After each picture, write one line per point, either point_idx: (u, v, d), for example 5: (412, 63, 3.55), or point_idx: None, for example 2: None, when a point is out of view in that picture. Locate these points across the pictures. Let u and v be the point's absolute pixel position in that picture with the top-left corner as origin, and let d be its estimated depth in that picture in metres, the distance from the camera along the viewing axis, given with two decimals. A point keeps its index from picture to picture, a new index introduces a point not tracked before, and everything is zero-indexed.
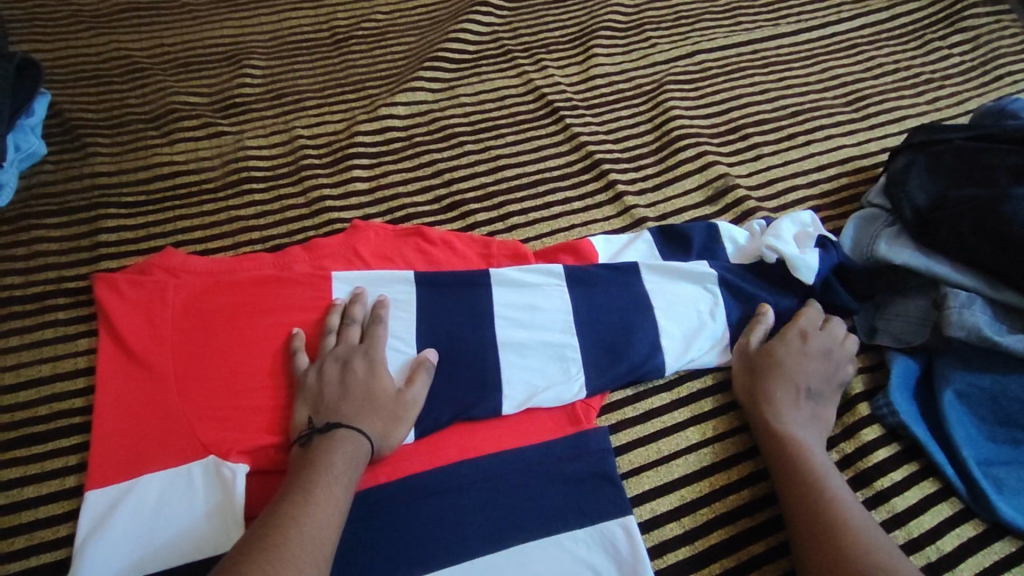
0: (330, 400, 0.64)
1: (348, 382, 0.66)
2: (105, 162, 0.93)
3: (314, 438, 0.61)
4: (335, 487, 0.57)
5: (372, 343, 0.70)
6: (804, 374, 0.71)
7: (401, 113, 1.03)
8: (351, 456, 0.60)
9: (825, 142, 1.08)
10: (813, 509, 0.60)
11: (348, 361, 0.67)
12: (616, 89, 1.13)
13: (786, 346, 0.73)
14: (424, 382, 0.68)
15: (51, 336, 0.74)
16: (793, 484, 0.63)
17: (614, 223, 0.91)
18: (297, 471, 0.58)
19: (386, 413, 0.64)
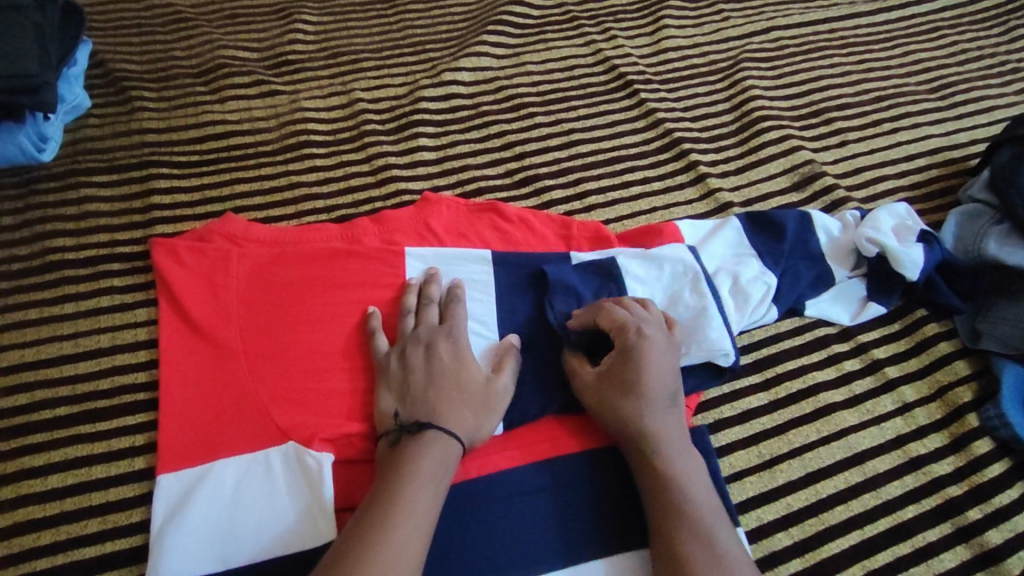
0: (415, 390, 0.58)
1: (432, 369, 0.59)
2: (153, 118, 0.87)
3: (404, 436, 0.55)
4: (420, 498, 0.51)
5: (453, 325, 0.64)
6: (649, 378, 0.59)
7: (466, 79, 0.96)
8: (440, 459, 0.54)
9: (911, 130, 1.03)
10: (664, 527, 0.54)
11: (430, 346, 0.61)
12: (690, 63, 1.06)
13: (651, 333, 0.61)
14: (512, 370, 0.63)
15: (109, 305, 0.69)
16: (651, 496, 0.56)
17: (697, 207, 0.86)
18: (381, 477, 0.53)
19: (477, 404, 0.59)
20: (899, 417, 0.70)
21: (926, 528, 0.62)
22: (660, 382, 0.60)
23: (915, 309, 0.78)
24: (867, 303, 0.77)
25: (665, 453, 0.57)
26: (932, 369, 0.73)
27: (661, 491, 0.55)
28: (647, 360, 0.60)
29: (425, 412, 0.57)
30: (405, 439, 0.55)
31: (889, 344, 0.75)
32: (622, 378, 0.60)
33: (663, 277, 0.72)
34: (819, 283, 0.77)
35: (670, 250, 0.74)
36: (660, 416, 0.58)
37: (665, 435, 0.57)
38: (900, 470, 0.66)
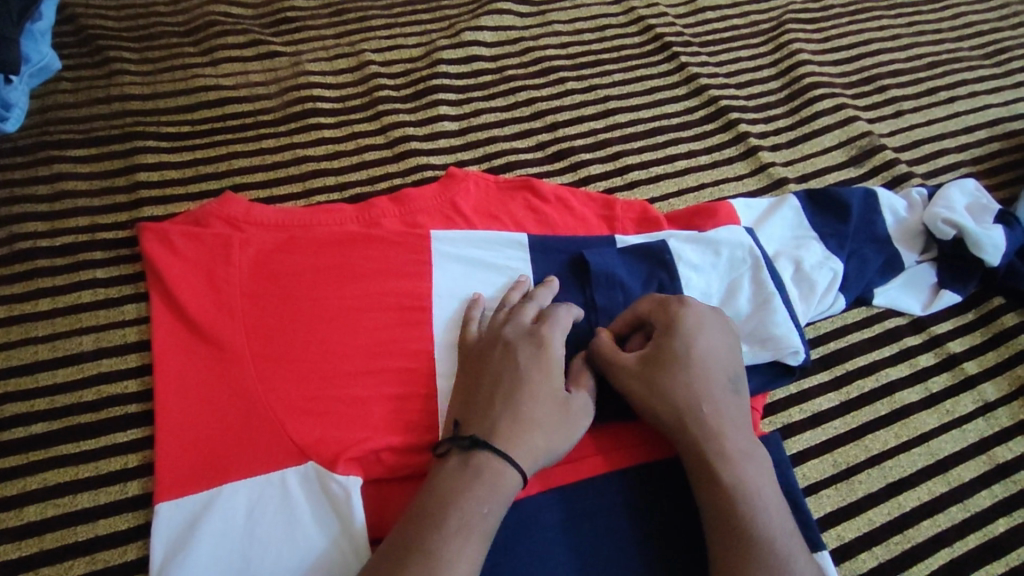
0: (481, 398, 0.50)
1: (506, 376, 0.50)
2: (135, 82, 0.76)
3: (452, 455, 0.47)
4: (466, 545, 0.42)
5: (549, 327, 0.53)
6: (706, 353, 0.51)
7: (487, 40, 0.86)
8: (485, 493, 0.45)
9: (970, 100, 0.92)
10: (725, 519, 0.46)
11: (509, 349, 0.52)
12: (730, 24, 0.96)
13: (692, 310, 0.53)
14: (588, 386, 0.53)
15: (91, 301, 0.60)
16: (705, 480, 0.47)
17: (749, 183, 0.78)
18: (421, 511, 0.44)
19: (551, 425, 0.49)
20: (981, 418, 0.64)
21: (1020, 544, 0.57)
22: (719, 360, 0.52)
23: (992, 297, 0.71)
24: (939, 291, 0.69)
25: (725, 433, 0.49)
26: (1013, 364, 0.67)
27: (719, 477, 0.47)
28: (701, 335, 0.52)
29: (482, 428, 0.48)
30: (452, 458, 0.47)
31: (965, 337, 0.69)
32: (672, 352, 0.51)
33: (720, 263, 0.62)
34: (888, 269, 0.69)
35: (726, 231, 0.64)
36: (716, 390, 0.50)
37: (724, 412, 0.50)
38: (987, 479, 0.60)
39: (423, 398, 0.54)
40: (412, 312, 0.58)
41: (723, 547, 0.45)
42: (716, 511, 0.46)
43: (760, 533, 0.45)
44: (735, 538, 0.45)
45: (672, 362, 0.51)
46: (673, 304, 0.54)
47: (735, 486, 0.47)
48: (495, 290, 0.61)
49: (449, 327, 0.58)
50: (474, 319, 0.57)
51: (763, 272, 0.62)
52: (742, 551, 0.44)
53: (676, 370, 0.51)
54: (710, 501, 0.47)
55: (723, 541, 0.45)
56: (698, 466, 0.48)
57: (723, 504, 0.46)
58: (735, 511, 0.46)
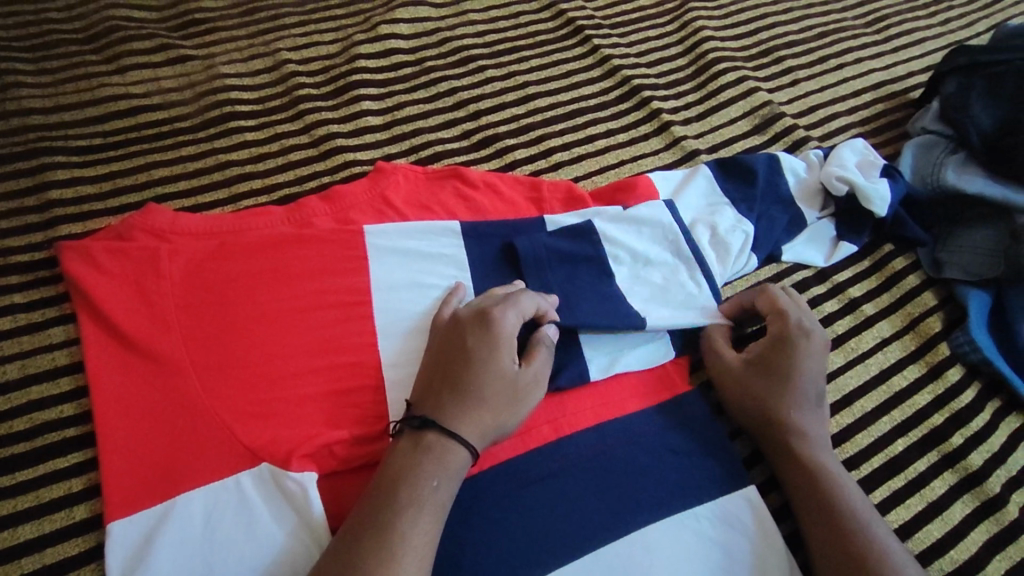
0: (436, 374, 0.52)
1: (459, 355, 0.52)
2: (35, 95, 0.73)
3: (402, 437, 0.49)
4: (420, 517, 0.45)
5: (505, 310, 0.55)
6: (807, 374, 0.59)
7: (404, 33, 0.87)
8: (435, 469, 0.47)
9: (856, 65, 1.01)
10: (818, 513, 0.54)
11: (464, 330, 0.53)
12: (637, 5, 1.00)
13: (795, 330, 0.60)
14: (541, 367, 0.55)
15: (12, 327, 0.58)
16: (800, 486, 0.56)
17: (665, 157, 0.83)
18: (377, 491, 0.46)
19: (499, 400, 0.51)
20: (879, 352, 0.71)
21: (917, 458, 0.64)
22: (808, 382, 0.58)
23: (883, 245, 0.79)
24: (838, 243, 0.76)
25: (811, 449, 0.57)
26: (903, 303, 0.75)
27: (809, 485, 0.55)
28: (807, 359, 0.59)
29: (432, 409, 0.50)
30: (404, 438, 0.49)
31: (862, 283, 0.76)
32: (780, 365, 0.59)
33: (641, 232, 0.67)
34: (793, 227, 0.75)
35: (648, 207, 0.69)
36: (814, 410, 0.58)
37: (811, 430, 0.58)
38: (887, 405, 0.67)
39: (370, 390, 0.56)
40: (352, 308, 0.59)
41: (817, 544, 0.53)
42: (810, 515, 0.54)
43: (842, 529, 0.52)
44: (834, 536, 0.52)
45: (791, 378, 0.58)
46: (788, 317, 0.60)
47: (824, 494, 0.54)
48: (431, 275, 0.63)
49: (389, 316, 0.60)
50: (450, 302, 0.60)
51: (681, 243, 0.67)
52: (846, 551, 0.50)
53: (764, 388, 0.59)
54: (809, 511, 0.54)
55: (823, 543, 0.52)
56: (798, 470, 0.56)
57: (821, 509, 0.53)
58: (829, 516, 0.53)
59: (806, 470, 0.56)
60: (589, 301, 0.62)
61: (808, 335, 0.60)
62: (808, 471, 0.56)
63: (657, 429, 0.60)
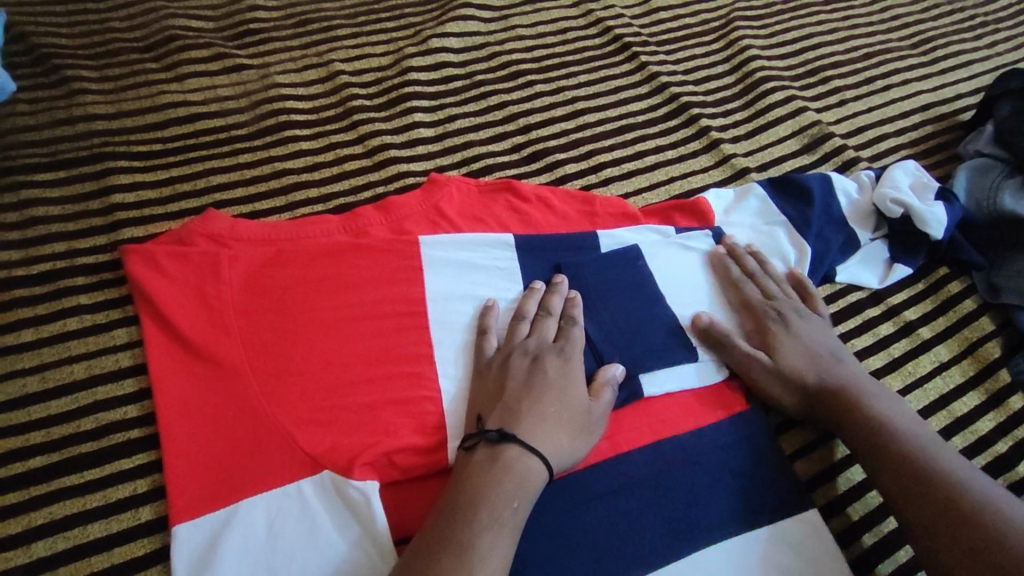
0: (509, 398, 0.52)
1: (534, 382, 0.53)
2: (98, 101, 0.75)
3: (478, 451, 0.49)
4: (500, 537, 0.44)
5: (571, 344, 0.57)
6: (835, 348, 0.61)
7: (454, 46, 0.88)
8: (514, 488, 0.47)
9: (903, 87, 1.00)
10: (917, 477, 0.50)
11: (539, 359, 0.55)
12: (683, 24, 1.01)
13: (786, 300, 0.64)
14: (609, 397, 0.56)
15: (78, 328, 0.59)
16: (880, 456, 0.53)
17: (714, 174, 0.82)
18: (455, 508, 0.45)
19: (573, 425, 0.52)
20: (938, 376, 0.69)
21: None
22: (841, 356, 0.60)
23: (937, 268, 0.78)
24: (892, 266, 0.75)
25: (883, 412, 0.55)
26: (961, 327, 0.73)
27: (902, 459, 0.52)
28: (822, 335, 0.62)
29: (512, 427, 0.50)
30: (479, 453, 0.49)
31: (918, 306, 0.75)
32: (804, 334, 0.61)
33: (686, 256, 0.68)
34: (847, 248, 0.74)
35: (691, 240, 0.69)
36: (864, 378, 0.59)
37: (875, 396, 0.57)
38: (948, 431, 0.65)
39: (429, 400, 0.55)
40: (408, 318, 0.59)
41: (922, 504, 0.49)
42: (910, 493, 0.50)
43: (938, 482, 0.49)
44: (934, 494, 0.49)
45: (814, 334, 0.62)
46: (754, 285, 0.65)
47: (943, 479, 0.49)
48: (487, 288, 0.63)
49: (444, 327, 0.59)
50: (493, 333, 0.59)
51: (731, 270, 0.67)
52: (941, 504, 0.48)
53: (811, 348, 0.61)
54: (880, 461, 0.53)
55: (911, 492, 0.50)
56: (868, 436, 0.54)
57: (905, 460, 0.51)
58: (926, 477, 0.50)
59: (876, 428, 0.54)
60: (641, 330, 0.62)
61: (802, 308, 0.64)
62: (869, 423, 0.55)
63: (716, 448, 0.58)
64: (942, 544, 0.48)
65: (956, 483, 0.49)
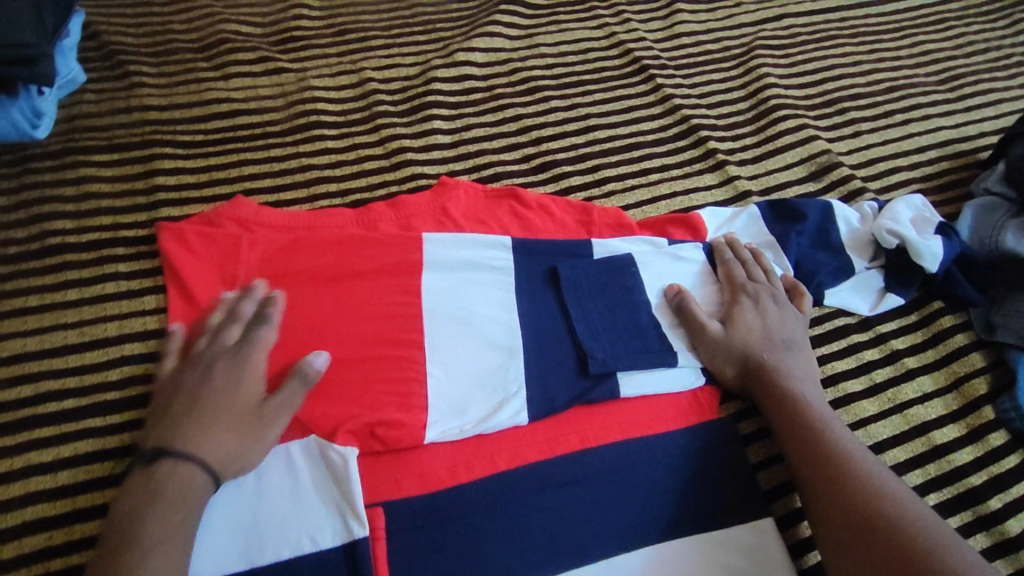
0: (175, 406, 0.54)
1: (192, 389, 0.55)
2: (153, 94, 0.84)
3: (138, 468, 0.51)
4: (166, 552, 0.46)
5: (248, 344, 0.58)
6: (800, 364, 0.65)
7: (479, 60, 0.94)
8: (176, 501, 0.49)
9: (923, 122, 1.00)
10: (837, 479, 0.54)
11: (208, 366, 0.56)
12: (703, 49, 1.04)
13: (773, 306, 0.68)
14: (292, 392, 0.56)
15: (114, 292, 0.66)
16: (810, 457, 0.57)
17: (717, 194, 0.85)
18: (134, 523, 0.47)
19: (239, 426, 0.53)
20: (919, 406, 0.70)
21: (948, 516, 0.63)
22: (801, 371, 0.64)
23: (932, 301, 0.78)
24: (884, 294, 0.76)
25: (825, 422, 0.59)
26: (949, 361, 0.74)
27: (829, 462, 0.55)
28: (793, 347, 0.66)
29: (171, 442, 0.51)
30: (140, 470, 0.50)
31: (907, 336, 0.75)
32: (775, 341, 0.65)
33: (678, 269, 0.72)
34: (841, 273, 0.75)
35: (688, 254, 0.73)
36: (816, 393, 0.63)
37: (822, 407, 0.61)
38: (921, 458, 0.67)
39: (415, 382, 0.60)
40: (404, 307, 0.65)
41: (836, 504, 0.53)
42: (826, 493, 0.54)
43: (857, 486, 0.53)
44: (849, 495, 0.53)
45: (785, 343, 0.66)
46: (748, 285, 0.69)
47: (862, 484, 0.53)
48: (480, 285, 0.68)
49: (435, 318, 0.64)
50: (174, 350, 0.59)
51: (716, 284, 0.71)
52: (850, 503, 0.52)
53: (777, 355, 0.65)
54: (808, 479, 0.56)
55: (828, 492, 0.54)
56: (804, 439, 0.58)
57: (827, 470, 0.55)
58: (846, 480, 0.54)
59: (812, 434, 0.58)
60: (623, 334, 0.66)
61: (785, 316, 0.68)
62: (807, 426, 0.59)
63: (682, 451, 0.61)
64: (846, 541, 0.51)
65: (873, 490, 0.52)
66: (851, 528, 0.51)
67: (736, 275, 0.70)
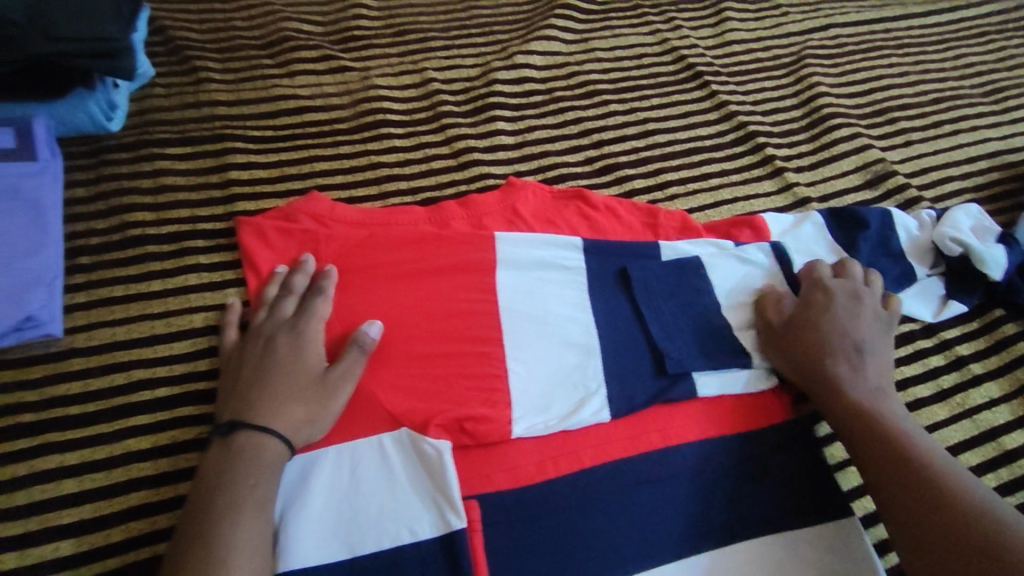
0: (242, 380, 0.56)
1: (258, 362, 0.57)
2: (221, 90, 0.84)
3: (214, 441, 0.52)
4: (242, 516, 0.48)
5: (306, 317, 0.60)
6: (878, 364, 0.63)
7: (537, 63, 0.95)
8: (247, 467, 0.50)
9: (972, 133, 1.01)
10: (921, 483, 0.53)
11: (269, 339, 0.58)
12: (754, 57, 1.05)
13: (851, 304, 0.66)
14: (352, 360, 0.58)
15: (197, 284, 0.66)
16: (889, 460, 0.56)
17: (776, 200, 0.86)
18: (211, 492, 0.49)
19: (303, 396, 0.55)
20: (988, 411, 0.71)
21: None
22: (879, 372, 0.63)
23: (994, 308, 0.79)
24: (947, 302, 0.77)
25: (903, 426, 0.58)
26: (1014, 367, 0.75)
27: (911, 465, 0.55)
28: (873, 347, 0.64)
29: (240, 414, 0.53)
30: (216, 444, 0.52)
31: (971, 342, 0.76)
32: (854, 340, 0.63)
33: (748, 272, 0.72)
34: (903, 279, 0.76)
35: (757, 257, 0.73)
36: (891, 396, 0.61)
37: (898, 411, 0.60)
38: (993, 462, 0.67)
39: (498, 378, 0.61)
40: (482, 304, 0.65)
41: (919, 507, 0.53)
42: (907, 496, 0.54)
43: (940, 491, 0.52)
44: (932, 500, 0.52)
45: (868, 345, 0.63)
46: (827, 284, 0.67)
47: (947, 490, 0.52)
48: (555, 284, 0.68)
49: (514, 316, 0.65)
50: (233, 322, 0.62)
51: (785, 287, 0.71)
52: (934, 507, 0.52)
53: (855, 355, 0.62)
54: (887, 482, 0.55)
55: (909, 495, 0.54)
56: (883, 440, 0.57)
57: (909, 473, 0.54)
58: (930, 484, 0.53)
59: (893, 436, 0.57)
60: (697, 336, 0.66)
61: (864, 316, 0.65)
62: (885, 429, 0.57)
63: (762, 451, 0.62)
64: (929, 544, 0.51)
65: (959, 495, 0.52)
66: (942, 547, 0.50)
67: (818, 274, 0.68)
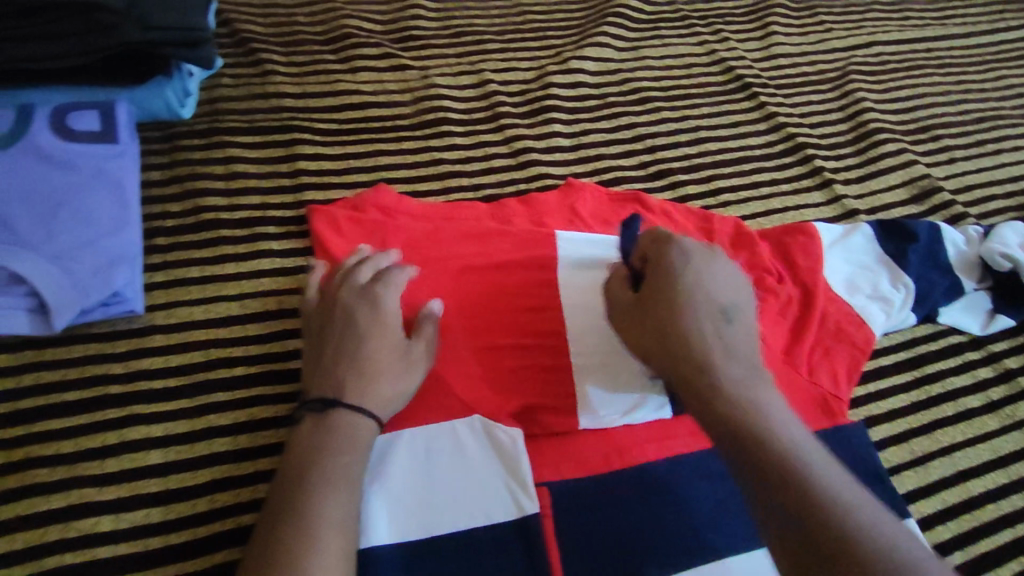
0: (327, 350, 0.57)
1: (340, 332, 0.58)
2: (287, 82, 0.86)
3: (305, 416, 0.53)
4: (337, 494, 0.49)
5: (384, 288, 0.61)
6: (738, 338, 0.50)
7: (591, 69, 0.97)
8: (343, 445, 0.51)
9: (1014, 152, 1.03)
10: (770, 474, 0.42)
11: (349, 309, 0.59)
12: (800, 71, 1.07)
13: (694, 266, 0.53)
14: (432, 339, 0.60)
15: (270, 268, 0.69)
16: (735, 442, 0.45)
17: (825, 211, 0.88)
18: (305, 467, 0.50)
19: (390, 371, 0.57)
20: None
21: None
22: (736, 347, 0.50)
23: None
24: (994, 315, 0.78)
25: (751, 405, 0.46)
26: None
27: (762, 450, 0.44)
28: (706, 313, 0.51)
29: (333, 388, 0.55)
30: (308, 419, 0.53)
31: (1018, 356, 0.78)
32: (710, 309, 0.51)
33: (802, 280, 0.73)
34: (952, 292, 0.77)
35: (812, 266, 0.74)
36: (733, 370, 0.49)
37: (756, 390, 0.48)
38: None
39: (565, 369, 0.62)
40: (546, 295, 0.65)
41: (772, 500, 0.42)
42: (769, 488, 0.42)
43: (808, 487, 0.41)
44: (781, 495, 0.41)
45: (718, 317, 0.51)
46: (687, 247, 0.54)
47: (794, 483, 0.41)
48: None
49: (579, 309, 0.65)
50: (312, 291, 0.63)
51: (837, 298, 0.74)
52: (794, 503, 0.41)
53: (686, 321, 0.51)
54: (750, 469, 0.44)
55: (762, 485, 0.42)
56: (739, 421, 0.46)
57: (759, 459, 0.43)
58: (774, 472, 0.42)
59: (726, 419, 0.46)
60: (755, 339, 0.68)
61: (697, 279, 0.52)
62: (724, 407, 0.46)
63: None
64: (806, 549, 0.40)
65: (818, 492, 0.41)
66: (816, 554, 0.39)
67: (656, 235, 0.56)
